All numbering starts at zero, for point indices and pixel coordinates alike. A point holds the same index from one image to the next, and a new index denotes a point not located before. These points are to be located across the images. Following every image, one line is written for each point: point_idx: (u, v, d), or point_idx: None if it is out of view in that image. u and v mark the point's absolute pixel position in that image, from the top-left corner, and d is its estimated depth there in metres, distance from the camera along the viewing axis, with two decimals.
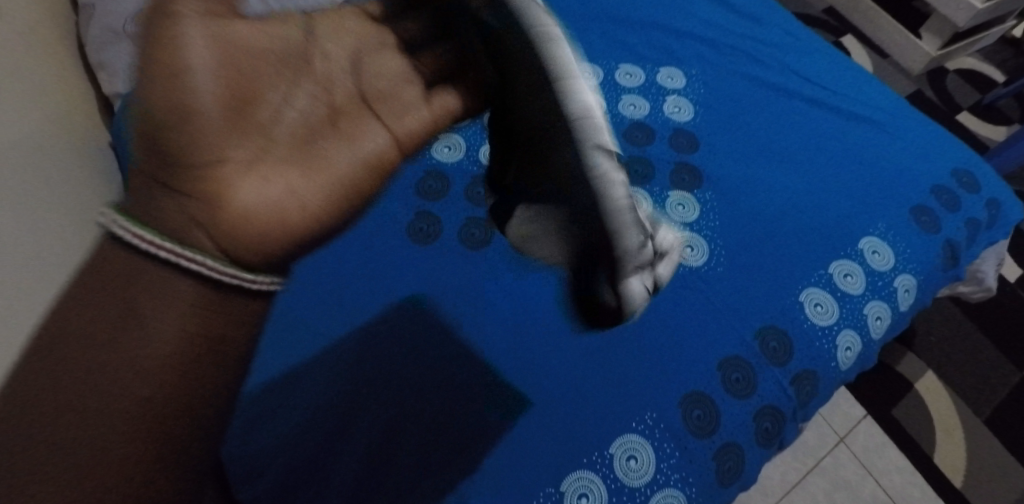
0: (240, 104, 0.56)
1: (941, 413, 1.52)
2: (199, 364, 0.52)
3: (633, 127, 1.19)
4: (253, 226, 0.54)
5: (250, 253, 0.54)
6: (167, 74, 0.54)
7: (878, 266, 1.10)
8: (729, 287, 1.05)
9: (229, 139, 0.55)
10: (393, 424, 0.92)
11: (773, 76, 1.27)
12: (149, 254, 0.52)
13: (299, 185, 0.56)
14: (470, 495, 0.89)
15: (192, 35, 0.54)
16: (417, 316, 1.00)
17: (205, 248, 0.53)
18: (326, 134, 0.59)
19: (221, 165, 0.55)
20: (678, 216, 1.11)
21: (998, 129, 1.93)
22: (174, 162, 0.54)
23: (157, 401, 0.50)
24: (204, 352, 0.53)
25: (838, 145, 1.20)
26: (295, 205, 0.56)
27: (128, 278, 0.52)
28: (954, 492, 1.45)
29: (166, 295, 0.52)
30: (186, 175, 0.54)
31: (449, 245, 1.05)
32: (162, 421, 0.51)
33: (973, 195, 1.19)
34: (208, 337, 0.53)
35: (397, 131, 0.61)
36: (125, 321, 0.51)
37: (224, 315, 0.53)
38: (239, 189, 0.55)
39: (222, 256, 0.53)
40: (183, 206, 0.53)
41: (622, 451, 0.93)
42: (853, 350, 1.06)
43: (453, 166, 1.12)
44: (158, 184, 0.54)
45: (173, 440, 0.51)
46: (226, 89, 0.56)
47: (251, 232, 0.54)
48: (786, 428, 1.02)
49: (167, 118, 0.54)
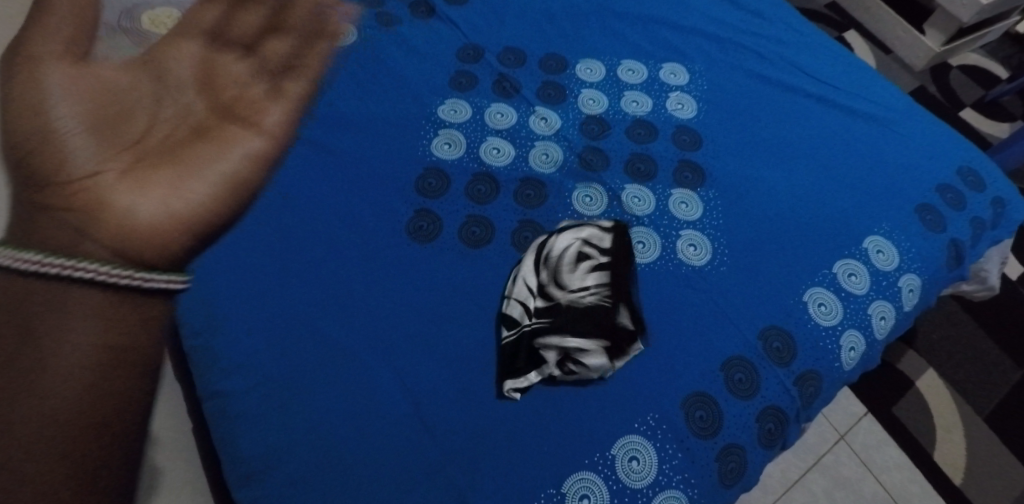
0: (103, 123, 0.62)
1: (942, 412, 1.51)
2: (110, 365, 0.56)
3: (636, 124, 1.18)
4: (139, 230, 0.60)
5: (147, 254, 0.60)
6: (28, 107, 0.59)
7: (883, 266, 1.09)
8: (732, 287, 1.04)
9: (104, 158, 0.62)
10: (392, 425, 0.91)
11: (778, 73, 1.26)
12: (36, 275, 0.56)
13: (187, 189, 0.63)
14: (469, 496, 0.88)
15: (48, 71, 0.59)
16: (416, 315, 0.98)
17: (96, 256, 0.58)
18: (198, 139, 0.66)
19: (103, 189, 0.61)
20: (680, 215, 1.09)
21: (1001, 126, 1.91)
22: (49, 187, 0.60)
23: (79, 403, 0.54)
24: (111, 356, 0.56)
25: (843, 143, 1.19)
26: (183, 206, 0.63)
27: (18, 304, 0.55)
28: (954, 491, 1.44)
29: (62, 300, 0.56)
30: (60, 196, 0.59)
31: (449, 244, 1.04)
32: (89, 421, 0.54)
33: (978, 195, 1.18)
34: (109, 342, 0.56)
35: (265, 126, 0.68)
36: (24, 343, 0.54)
37: (125, 314, 0.57)
38: (125, 203, 0.61)
39: (112, 260, 0.58)
40: (67, 229, 0.58)
41: (624, 453, 0.92)
42: (856, 351, 1.05)
43: (453, 163, 1.10)
44: (38, 213, 0.59)
45: (107, 436, 0.54)
46: (90, 115, 0.61)
47: (140, 237, 0.60)
48: (789, 429, 1.00)
49: (33, 147, 0.59)
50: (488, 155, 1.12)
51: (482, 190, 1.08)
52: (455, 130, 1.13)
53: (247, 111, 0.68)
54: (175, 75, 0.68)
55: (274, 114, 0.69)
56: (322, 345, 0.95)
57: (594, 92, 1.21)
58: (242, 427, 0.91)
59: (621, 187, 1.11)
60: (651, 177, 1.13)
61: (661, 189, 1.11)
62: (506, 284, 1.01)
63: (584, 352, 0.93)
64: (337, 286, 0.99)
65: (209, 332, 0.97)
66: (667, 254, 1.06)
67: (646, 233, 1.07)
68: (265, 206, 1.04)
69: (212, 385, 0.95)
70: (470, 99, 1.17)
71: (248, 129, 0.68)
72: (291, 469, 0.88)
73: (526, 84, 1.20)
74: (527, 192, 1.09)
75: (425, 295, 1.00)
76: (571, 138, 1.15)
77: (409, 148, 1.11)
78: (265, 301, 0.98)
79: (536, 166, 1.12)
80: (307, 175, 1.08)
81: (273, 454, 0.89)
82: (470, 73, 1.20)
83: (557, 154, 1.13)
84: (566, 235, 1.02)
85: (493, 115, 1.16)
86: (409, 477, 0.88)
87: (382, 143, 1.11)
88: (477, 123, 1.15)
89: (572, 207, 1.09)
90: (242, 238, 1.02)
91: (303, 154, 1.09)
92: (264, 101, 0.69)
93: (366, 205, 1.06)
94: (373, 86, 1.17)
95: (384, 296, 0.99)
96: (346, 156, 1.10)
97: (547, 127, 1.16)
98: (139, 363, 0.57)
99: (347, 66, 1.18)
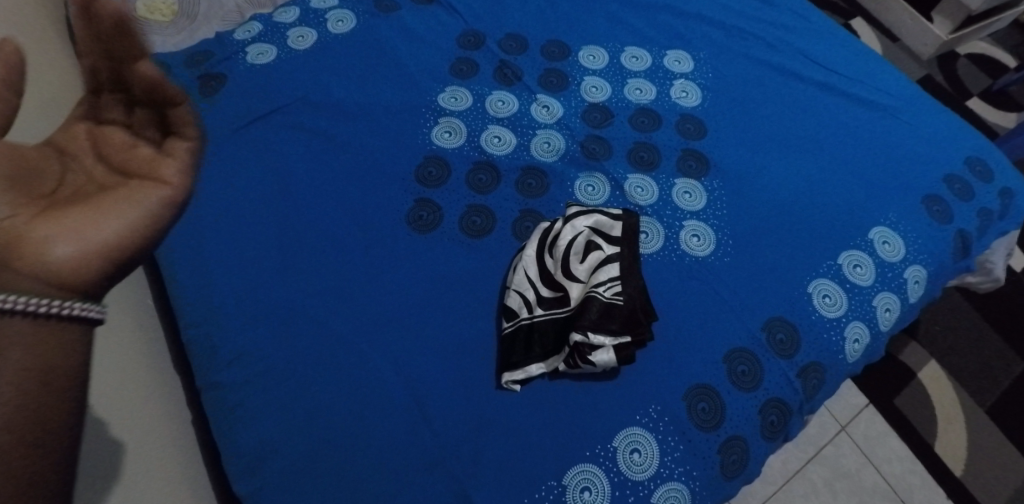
0: (28, 172, 0.58)
1: (945, 404, 1.50)
2: (42, 385, 0.52)
3: (640, 113, 1.16)
4: (61, 270, 0.56)
5: (78, 282, 0.56)
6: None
7: (889, 257, 1.07)
8: (736, 278, 1.03)
9: (25, 205, 0.57)
10: (391, 416, 0.90)
11: (785, 60, 1.23)
12: None
13: (107, 218, 0.58)
14: (469, 487, 0.87)
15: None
16: (416, 305, 0.97)
17: (24, 289, 0.53)
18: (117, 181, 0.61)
19: (27, 228, 0.56)
20: (684, 205, 1.08)
21: (1008, 115, 1.89)
22: None
23: (14, 429, 0.50)
24: (43, 376, 0.52)
25: (850, 132, 1.17)
26: (105, 235, 0.58)
27: None
28: (956, 482, 1.43)
29: None
30: None
31: (449, 233, 1.03)
32: (26, 449, 0.49)
33: (986, 185, 1.16)
34: (44, 362, 0.52)
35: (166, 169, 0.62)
36: None
37: (55, 341, 0.53)
38: (49, 241, 0.56)
39: (41, 291, 0.54)
40: None
41: (626, 444, 0.91)
42: (861, 343, 1.04)
43: (453, 152, 1.09)
44: None
45: (42, 464, 0.50)
46: (20, 170, 0.58)
47: (68, 270, 0.56)
48: (791, 421, 1.00)
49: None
50: (489, 144, 1.10)
51: (483, 179, 1.07)
52: (456, 118, 1.12)
53: (144, 168, 0.62)
54: (72, 146, 0.62)
55: (172, 166, 0.62)
56: (321, 335, 0.94)
57: (597, 80, 1.19)
58: (239, 418, 0.91)
59: (624, 177, 1.09)
60: (654, 166, 1.11)
61: (664, 178, 1.10)
62: (510, 274, 1.00)
63: (591, 347, 0.90)
64: (337, 275, 0.98)
65: (205, 321, 0.96)
66: (671, 245, 1.05)
67: (650, 223, 1.06)
68: (264, 195, 1.03)
69: (208, 376, 0.94)
70: (471, 87, 1.16)
71: (150, 183, 0.61)
72: (289, 461, 0.88)
73: (528, 72, 1.19)
74: (528, 181, 1.08)
75: (425, 285, 0.99)
76: (573, 126, 1.14)
77: (409, 136, 1.10)
78: (261, 290, 0.97)
79: (537, 155, 1.10)
80: (306, 163, 1.06)
81: (271, 445, 0.88)
82: (471, 60, 1.18)
83: (559, 142, 1.12)
84: (571, 226, 0.99)
85: (494, 102, 1.14)
86: (408, 468, 0.88)
87: (381, 131, 1.10)
88: (478, 111, 1.13)
89: (574, 196, 1.07)
90: (235, 225, 1.01)
91: (302, 142, 1.08)
92: (158, 157, 0.62)
93: (365, 194, 1.04)
94: (372, 73, 1.15)
95: (384, 286, 0.98)
96: (346, 144, 1.08)
97: (549, 115, 1.14)
98: (70, 384, 0.53)
99: (346, 51, 1.17)
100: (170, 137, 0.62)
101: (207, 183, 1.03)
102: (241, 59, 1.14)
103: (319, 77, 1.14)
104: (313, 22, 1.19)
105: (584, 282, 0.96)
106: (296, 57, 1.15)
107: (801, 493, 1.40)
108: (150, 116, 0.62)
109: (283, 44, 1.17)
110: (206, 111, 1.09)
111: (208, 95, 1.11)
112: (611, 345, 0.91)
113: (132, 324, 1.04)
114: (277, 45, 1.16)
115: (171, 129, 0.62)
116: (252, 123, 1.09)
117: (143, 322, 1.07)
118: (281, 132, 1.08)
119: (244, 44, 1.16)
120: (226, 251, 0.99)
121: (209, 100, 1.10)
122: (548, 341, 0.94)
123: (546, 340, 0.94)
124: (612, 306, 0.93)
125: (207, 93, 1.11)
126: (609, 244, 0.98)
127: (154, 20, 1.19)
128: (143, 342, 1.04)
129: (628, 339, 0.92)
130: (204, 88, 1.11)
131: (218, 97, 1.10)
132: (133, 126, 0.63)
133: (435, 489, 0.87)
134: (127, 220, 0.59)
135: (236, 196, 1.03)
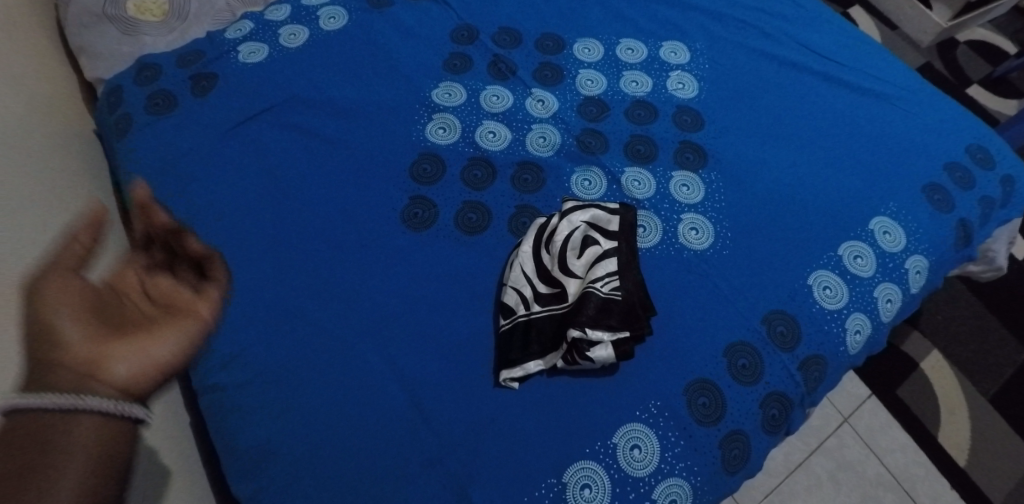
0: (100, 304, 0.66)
1: (947, 393, 1.49)
2: (103, 479, 0.58)
3: (636, 105, 1.15)
4: (132, 382, 0.63)
5: (142, 385, 0.64)
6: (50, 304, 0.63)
7: (889, 247, 1.06)
8: (735, 271, 1.02)
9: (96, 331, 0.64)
10: (389, 416, 0.89)
11: (783, 50, 1.22)
12: (46, 409, 0.59)
13: (160, 341, 0.66)
14: (469, 487, 0.87)
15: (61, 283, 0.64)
16: (412, 304, 0.96)
17: (101, 392, 0.61)
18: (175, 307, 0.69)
19: (105, 340, 0.64)
20: (682, 198, 1.07)
21: (1008, 102, 1.88)
22: (49, 346, 0.62)
23: None
24: (109, 467, 0.59)
25: (848, 122, 1.16)
26: (161, 356, 0.65)
27: (37, 429, 0.58)
28: (960, 473, 1.42)
29: (68, 427, 0.59)
30: (62, 353, 0.62)
31: (445, 231, 1.02)
32: None
33: (987, 173, 1.15)
34: (112, 451, 0.60)
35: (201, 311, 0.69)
36: (36, 453, 0.57)
37: (116, 440, 0.60)
38: (115, 359, 0.63)
39: (112, 395, 0.62)
40: (73, 370, 0.62)
41: (626, 441, 0.90)
42: (862, 334, 1.03)
43: (448, 148, 1.08)
44: (46, 368, 0.61)
45: None
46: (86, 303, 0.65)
47: (135, 383, 0.63)
48: (793, 414, 0.99)
49: (47, 323, 0.63)
50: (484, 139, 1.09)
51: (478, 175, 1.06)
52: (450, 114, 1.11)
53: (184, 306, 0.69)
54: (121, 286, 0.69)
55: (206, 305, 0.69)
56: (317, 335, 0.93)
57: (592, 73, 1.18)
58: (236, 421, 0.90)
59: (621, 170, 1.08)
60: (651, 159, 1.10)
61: (662, 171, 1.09)
62: (507, 270, 0.99)
63: (589, 343, 0.90)
64: (333, 275, 0.97)
65: None
66: (669, 238, 1.03)
67: (648, 216, 1.05)
68: (258, 194, 1.02)
69: (205, 380, 0.93)
70: (465, 82, 1.14)
71: (192, 316, 0.68)
72: (287, 464, 0.87)
73: (523, 66, 1.17)
74: (524, 177, 1.07)
75: (421, 284, 0.98)
76: (569, 120, 1.13)
77: (403, 132, 1.09)
78: (256, 291, 0.96)
79: (533, 149, 1.09)
80: (300, 162, 1.05)
81: (268, 448, 0.88)
82: (465, 55, 1.17)
83: (555, 137, 1.11)
84: (569, 220, 0.98)
85: (488, 97, 1.13)
86: (408, 468, 0.87)
87: (375, 128, 1.09)
88: (472, 107, 1.12)
89: (571, 191, 1.06)
90: (228, 227, 1.00)
91: (296, 140, 1.07)
92: (196, 297, 0.70)
93: (359, 192, 1.04)
94: (365, 69, 1.14)
95: (381, 284, 0.97)
96: (339, 142, 1.07)
97: (544, 109, 1.13)
98: (113, 482, 0.59)
99: (339, 48, 1.16)
100: (205, 282, 0.71)
101: (200, 184, 1.03)
102: (233, 58, 1.13)
103: (312, 75, 1.13)
104: (304, 19, 1.18)
105: (581, 277, 0.95)
106: (289, 55, 1.14)
107: (804, 485, 1.39)
108: (190, 267, 0.71)
109: (275, 42, 1.15)
110: (199, 111, 1.08)
111: (201, 95, 1.10)
112: (611, 341, 0.90)
113: None
114: (268, 43, 1.15)
115: (207, 276, 0.71)
116: (244, 122, 1.08)
117: None
118: (274, 131, 1.07)
119: (235, 42, 1.15)
120: (220, 253, 0.98)
121: (202, 100, 1.09)
122: (546, 337, 0.93)
123: (544, 336, 0.93)
124: (609, 301, 0.92)
125: (199, 93, 1.10)
126: (606, 239, 0.98)
127: (145, 20, 1.19)
128: None
129: (627, 334, 0.91)
130: (197, 87, 1.10)
131: (211, 96, 1.09)
132: (176, 274, 0.71)
133: (434, 488, 0.86)
134: (182, 343, 0.67)
135: (230, 197, 1.02)
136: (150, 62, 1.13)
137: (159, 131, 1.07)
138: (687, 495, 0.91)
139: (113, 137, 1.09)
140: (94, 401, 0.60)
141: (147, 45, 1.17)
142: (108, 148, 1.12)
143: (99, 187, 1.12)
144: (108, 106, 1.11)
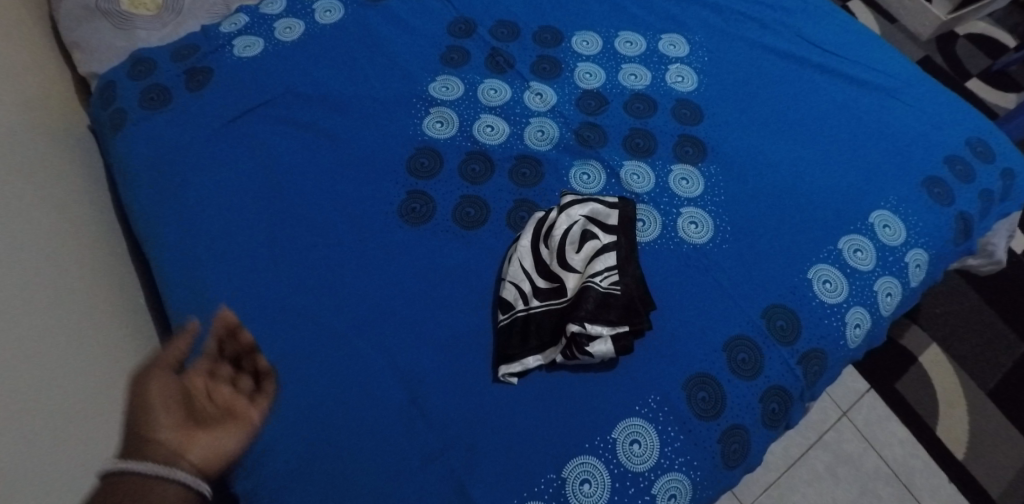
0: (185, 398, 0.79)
1: (946, 387, 1.49)
2: None
3: (634, 99, 1.14)
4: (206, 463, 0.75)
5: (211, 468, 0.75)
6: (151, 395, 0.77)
7: (889, 241, 1.06)
8: (735, 265, 1.01)
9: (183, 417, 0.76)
10: (387, 412, 0.89)
11: (782, 42, 1.21)
12: (149, 474, 0.69)
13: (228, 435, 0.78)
14: (467, 483, 0.86)
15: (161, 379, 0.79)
16: (410, 299, 0.96)
17: (184, 467, 0.72)
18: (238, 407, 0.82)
19: (190, 425, 0.76)
20: (681, 192, 1.06)
21: (1007, 96, 1.87)
22: (146, 425, 0.74)
23: None
24: None
25: (848, 115, 1.15)
26: (228, 444, 0.77)
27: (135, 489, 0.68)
28: (959, 466, 1.42)
29: (159, 490, 0.69)
30: (156, 429, 0.74)
31: (443, 225, 1.01)
32: None
33: (987, 166, 1.14)
34: None
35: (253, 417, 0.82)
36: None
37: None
38: (195, 442, 0.75)
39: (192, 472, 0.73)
40: (164, 446, 0.73)
41: (626, 436, 0.90)
42: (862, 328, 1.02)
43: (445, 142, 1.07)
44: (141, 444, 0.73)
45: None
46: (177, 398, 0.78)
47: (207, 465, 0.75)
48: (793, 408, 0.98)
49: (149, 405, 0.76)
50: (481, 133, 1.08)
51: (476, 169, 1.05)
52: (447, 108, 1.10)
53: (241, 410, 0.81)
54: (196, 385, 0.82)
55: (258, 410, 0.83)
56: (314, 331, 0.93)
57: (591, 66, 1.17)
58: None
59: (620, 164, 1.08)
60: (650, 153, 1.09)
61: (661, 165, 1.08)
62: (505, 265, 0.98)
63: (588, 337, 0.89)
64: (330, 270, 0.97)
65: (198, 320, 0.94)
66: (668, 232, 1.03)
67: (647, 211, 1.04)
68: (254, 189, 1.02)
69: None
70: (463, 75, 1.14)
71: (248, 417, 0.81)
72: (285, 460, 0.86)
73: (520, 59, 1.17)
74: (522, 171, 1.06)
75: (419, 279, 0.97)
76: (567, 114, 1.12)
77: (400, 127, 1.08)
78: (253, 287, 0.95)
79: (531, 143, 1.09)
80: (297, 156, 1.05)
81: (266, 445, 0.87)
82: (462, 48, 1.16)
83: (553, 131, 1.10)
84: (567, 215, 0.97)
85: (486, 91, 1.12)
86: (406, 463, 0.87)
87: (372, 122, 1.08)
88: (470, 100, 1.11)
89: (570, 185, 1.06)
90: (224, 222, 0.99)
91: (292, 135, 1.06)
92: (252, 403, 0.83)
93: (356, 187, 1.03)
94: (362, 63, 1.13)
95: (378, 280, 0.97)
96: (336, 136, 1.06)
97: (543, 103, 1.12)
98: None
99: (335, 42, 1.15)
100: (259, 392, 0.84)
101: (196, 179, 1.02)
102: (228, 52, 1.12)
103: (308, 69, 1.12)
104: (300, 12, 1.17)
105: (580, 272, 0.94)
106: (285, 49, 1.13)
107: (803, 478, 1.39)
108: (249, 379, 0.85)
109: (270, 36, 1.14)
110: (194, 106, 1.07)
111: (196, 89, 1.09)
112: (610, 336, 0.90)
113: (124, 324, 1.03)
114: (264, 37, 1.14)
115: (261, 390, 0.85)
116: (240, 116, 1.07)
117: (134, 321, 1.06)
118: (270, 125, 1.07)
119: (231, 36, 1.14)
120: (216, 249, 0.98)
121: (197, 95, 1.08)
122: (545, 333, 0.93)
123: (543, 331, 0.93)
124: (608, 296, 0.92)
125: (194, 88, 1.09)
126: (605, 233, 0.97)
127: (139, 14, 1.18)
128: (135, 342, 1.03)
129: (626, 328, 0.91)
130: (192, 82, 1.09)
131: (206, 91, 1.09)
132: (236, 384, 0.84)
133: (433, 484, 0.86)
134: (240, 440, 0.79)
135: (226, 193, 1.01)
136: (144, 56, 1.12)
137: (153, 126, 1.06)
138: (687, 490, 0.91)
139: (107, 132, 1.08)
140: (180, 475, 0.71)
141: (141, 39, 1.16)
142: (101, 143, 1.11)
143: (93, 183, 1.11)
144: (102, 101, 1.10)
